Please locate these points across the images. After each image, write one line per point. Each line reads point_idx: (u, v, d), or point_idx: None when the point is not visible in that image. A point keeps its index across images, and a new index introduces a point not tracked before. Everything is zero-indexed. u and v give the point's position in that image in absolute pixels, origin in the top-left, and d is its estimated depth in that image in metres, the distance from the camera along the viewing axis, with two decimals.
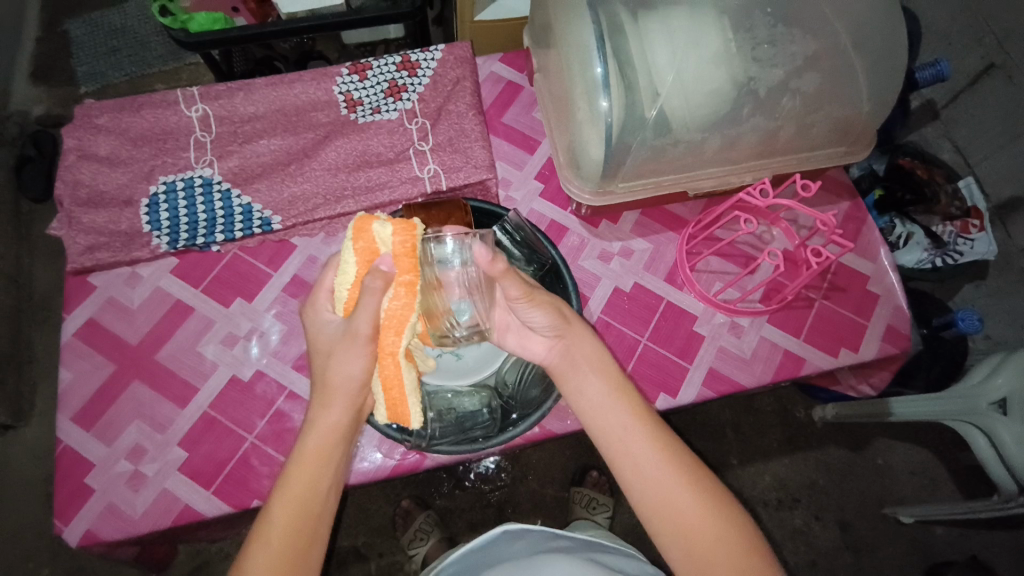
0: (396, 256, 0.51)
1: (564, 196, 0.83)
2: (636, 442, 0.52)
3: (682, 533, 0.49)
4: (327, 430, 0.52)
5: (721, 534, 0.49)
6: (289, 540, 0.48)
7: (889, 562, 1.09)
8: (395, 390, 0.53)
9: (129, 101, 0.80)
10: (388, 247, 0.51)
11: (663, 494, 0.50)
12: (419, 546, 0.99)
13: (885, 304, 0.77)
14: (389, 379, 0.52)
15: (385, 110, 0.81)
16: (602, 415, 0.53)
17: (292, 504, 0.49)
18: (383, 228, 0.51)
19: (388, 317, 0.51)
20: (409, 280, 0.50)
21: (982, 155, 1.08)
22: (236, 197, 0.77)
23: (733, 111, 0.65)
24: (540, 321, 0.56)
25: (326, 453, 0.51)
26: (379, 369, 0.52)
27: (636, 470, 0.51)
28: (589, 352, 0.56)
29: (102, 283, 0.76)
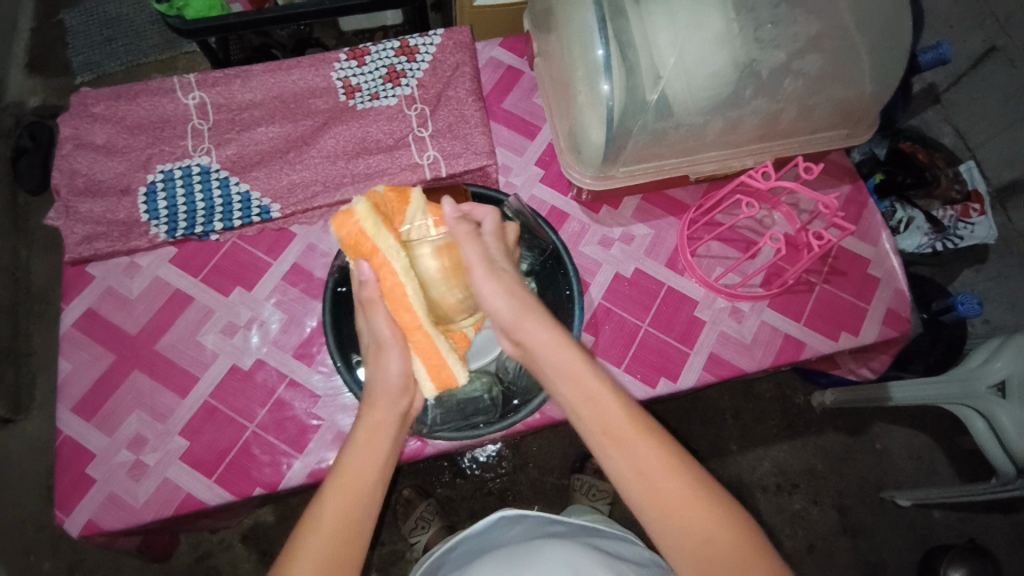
0: (359, 247, 0.53)
1: (565, 182, 0.82)
2: (630, 442, 0.47)
3: (683, 536, 0.45)
4: (374, 426, 0.50)
5: (724, 538, 0.45)
6: (333, 536, 0.45)
7: (886, 546, 1.10)
8: (435, 355, 0.52)
9: (126, 90, 0.79)
10: (351, 243, 0.54)
11: (663, 496, 0.46)
12: (420, 534, 1.01)
13: (885, 288, 0.77)
14: (422, 348, 0.52)
15: (384, 96, 0.80)
16: (587, 414, 0.48)
17: (344, 497, 0.47)
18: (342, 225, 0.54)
19: (386, 295, 0.51)
20: (381, 258, 0.52)
21: (982, 138, 1.08)
22: (234, 185, 0.76)
23: (735, 94, 0.64)
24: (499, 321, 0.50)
25: (372, 451, 0.49)
26: (412, 346, 0.52)
27: (635, 465, 0.46)
28: (557, 363, 0.49)
29: (100, 273, 0.75)
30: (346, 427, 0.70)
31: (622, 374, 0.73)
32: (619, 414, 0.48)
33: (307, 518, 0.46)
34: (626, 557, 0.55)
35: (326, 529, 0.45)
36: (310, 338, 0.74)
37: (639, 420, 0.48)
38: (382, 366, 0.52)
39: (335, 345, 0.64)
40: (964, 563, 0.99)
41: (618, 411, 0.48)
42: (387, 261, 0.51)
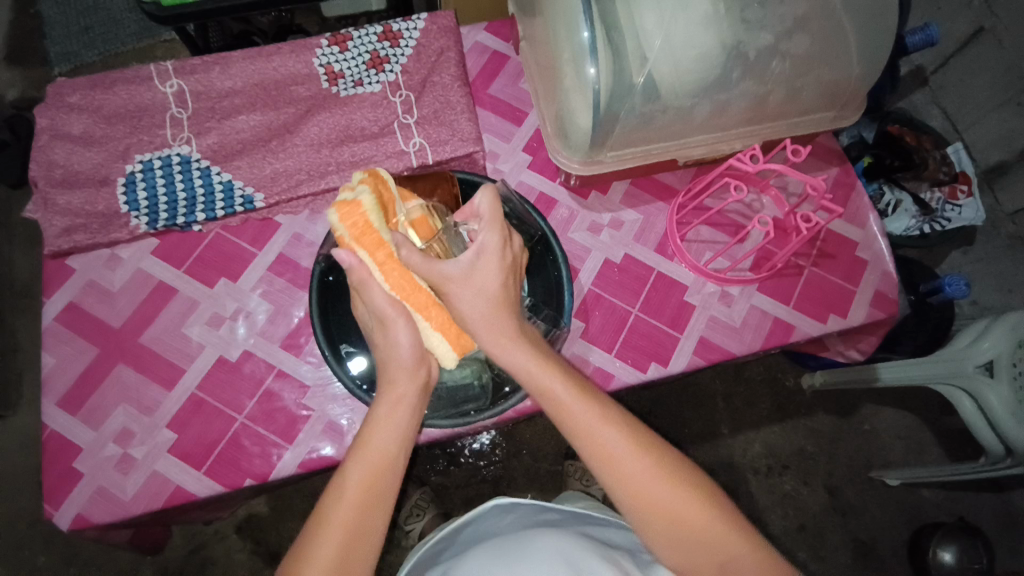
0: (357, 243, 0.54)
1: (553, 167, 0.81)
2: (592, 428, 0.48)
3: (656, 520, 0.47)
4: (397, 400, 0.51)
5: (699, 520, 0.46)
6: (357, 507, 0.46)
7: (875, 524, 1.12)
8: (451, 329, 0.55)
9: (101, 78, 0.77)
10: (350, 238, 0.55)
11: (634, 484, 0.47)
12: (415, 522, 1.01)
13: (873, 270, 0.77)
14: (439, 326, 0.54)
15: (368, 83, 0.79)
16: (554, 405, 0.50)
17: (366, 471, 0.47)
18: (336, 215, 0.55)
19: (392, 283, 0.53)
20: (382, 252, 0.54)
21: (970, 120, 1.08)
22: (216, 174, 0.75)
23: (722, 76, 0.63)
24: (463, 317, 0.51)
25: (393, 424, 0.50)
26: (426, 324, 0.54)
27: (615, 471, 0.47)
28: (514, 358, 0.51)
29: (81, 266, 0.74)
30: (336, 417, 0.70)
31: (613, 360, 0.73)
32: (586, 408, 0.49)
33: (332, 488, 0.47)
34: (618, 544, 0.55)
35: (350, 500, 0.46)
36: (298, 328, 0.73)
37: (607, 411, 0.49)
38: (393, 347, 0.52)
39: (323, 337, 0.64)
40: (953, 540, 1.02)
41: (583, 403, 0.49)
42: (389, 254, 0.54)
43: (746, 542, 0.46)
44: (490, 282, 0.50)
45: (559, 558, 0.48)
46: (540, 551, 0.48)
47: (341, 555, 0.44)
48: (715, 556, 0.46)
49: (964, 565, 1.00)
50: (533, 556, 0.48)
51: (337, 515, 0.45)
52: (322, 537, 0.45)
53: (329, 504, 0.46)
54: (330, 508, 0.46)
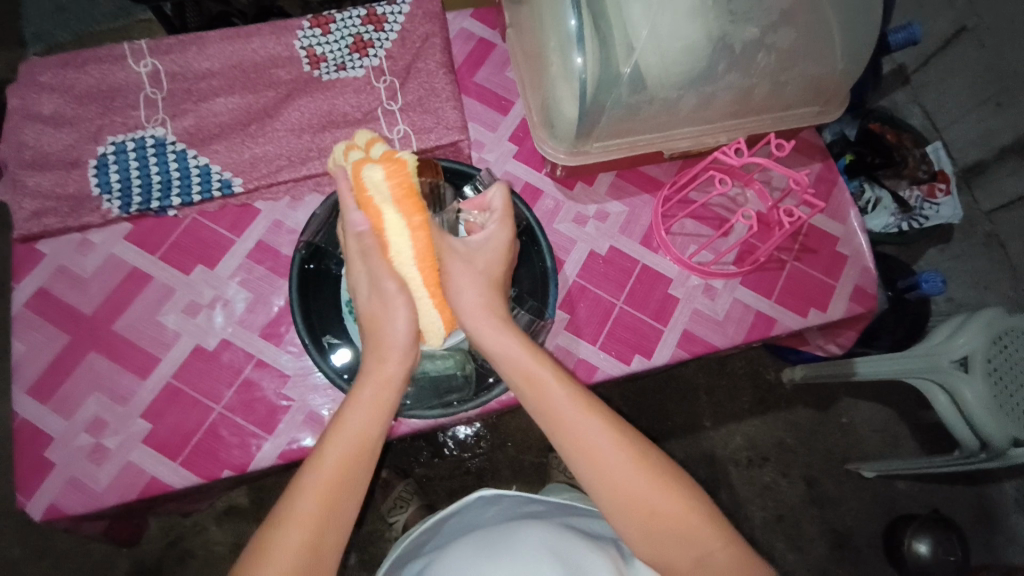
0: (390, 202, 0.49)
1: (539, 157, 0.81)
2: (577, 423, 0.48)
3: (633, 514, 0.47)
4: (383, 381, 0.49)
5: (676, 514, 0.47)
6: (333, 488, 0.45)
7: (851, 515, 1.14)
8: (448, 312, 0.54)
9: (72, 57, 0.74)
10: (385, 194, 0.49)
11: (617, 481, 0.47)
12: (399, 513, 1.00)
13: (853, 265, 0.78)
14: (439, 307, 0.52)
15: (351, 67, 0.77)
16: (533, 396, 0.50)
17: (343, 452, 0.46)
18: (372, 171, 0.49)
19: (416, 253, 0.50)
20: (416, 219, 0.50)
21: (950, 119, 1.10)
22: (192, 157, 0.73)
23: (709, 68, 0.63)
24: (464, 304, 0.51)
25: (378, 405, 0.49)
26: (427, 302, 0.52)
27: (596, 468, 0.47)
28: (501, 347, 0.51)
29: (51, 250, 0.71)
30: (317, 407, 0.69)
31: (597, 352, 0.73)
32: (567, 401, 0.49)
33: (308, 468, 0.46)
34: (601, 534, 0.55)
35: (325, 480, 0.45)
36: (277, 317, 0.72)
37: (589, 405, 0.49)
38: (387, 326, 0.50)
39: (303, 326, 0.63)
40: (928, 531, 1.05)
41: (564, 395, 0.49)
42: (422, 223, 0.50)
43: (722, 537, 0.47)
44: (495, 274, 0.54)
45: (543, 550, 0.47)
46: (525, 544, 0.48)
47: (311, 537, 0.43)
48: (690, 550, 0.46)
49: (938, 556, 1.03)
50: (516, 547, 0.48)
51: (311, 496, 0.44)
52: (293, 518, 0.44)
53: (303, 484, 0.45)
54: (303, 488, 0.45)
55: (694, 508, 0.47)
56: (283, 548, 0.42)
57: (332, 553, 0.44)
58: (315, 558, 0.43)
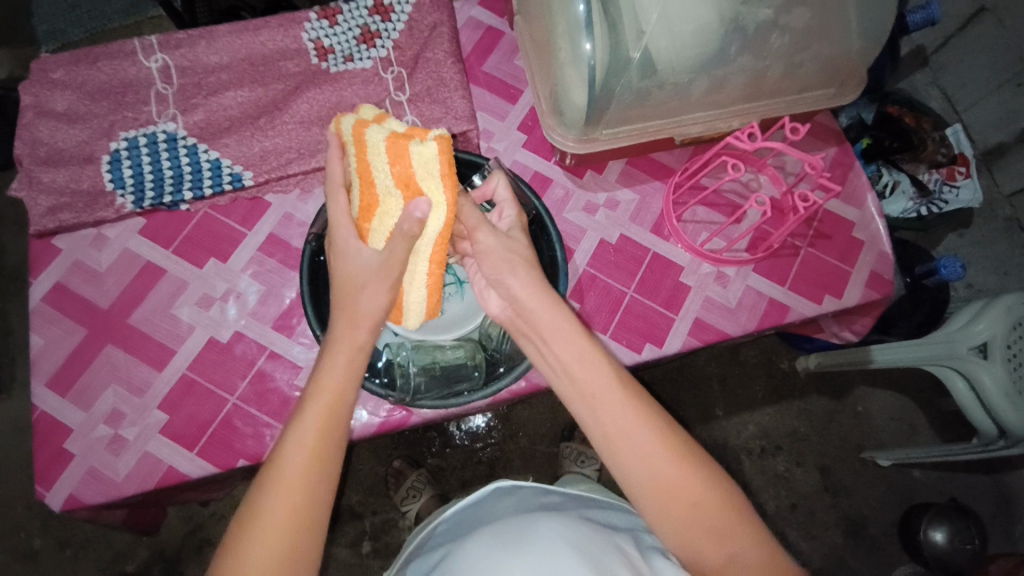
0: (436, 178, 0.52)
1: (548, 146, 0.80)
2: (617, 407, 0.48)
3: (664, 502, 0.46)
4: (353, 344, 0.51)
5: (709, 507, 0.45)
6: (315, 446, 0.46)
7: (866, 504, 1.14)
8: (436, 290, 0.59)
9: (85, 53, 0.75)
10: (433, 171, 0.52)
11: (652, 466, 0.46)
12: (412, 502, 1.01)
13: (869, 251, 0.77)
14: (431, 285, 0.58)
15: (358, 58, 0.77)
16: (575, 374, 0.50)
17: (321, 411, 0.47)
18: (420, 148, 0.51)
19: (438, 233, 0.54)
20: (453, 200, 0.53)
21: (969, 101, 1.08)
22: (203, 152, 0.73)
23: (721, 51, 0.62)
24: (517, 286, 0.54)
25: (350, 365, 0.50)
26: (424, 278, 0.57)
27: (634, 452, 0.47)
28: (550, 322, 0.52)
29: (67, 245, 0.73)
30: None
31: (608, 341, 0.73)
32: (607, 384, 0.49)
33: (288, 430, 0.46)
34: (618, 526, 0.54)
35: (306, 442, 0.46)
36: (289, 309, 0.72)
37: (630, 391, 0.50)
38: (361, 292, 0.52)
39: (314, 316, 0.63)
40: (944, 521, 1.03)
41: (606, 377, 0.50)
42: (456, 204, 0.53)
43: (756, 538, 0.45)
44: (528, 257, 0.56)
45: (560, 544, 0.47)
46: (546, 538, 0.48)
47: (303, 495, 0.44)
48: (723, 546, 0.44)
49: (955, 546, 1.01)
50: (536, 542, 0.47)
51: (295, 456, 0.45)
52: (278, 480, 0.44)
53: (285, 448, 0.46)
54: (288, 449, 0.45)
55: (729, 503, 0.46)
56: (274, 508, 0.43)
57: (321, 510, 0.45)
58: (306, 515, 0.44)
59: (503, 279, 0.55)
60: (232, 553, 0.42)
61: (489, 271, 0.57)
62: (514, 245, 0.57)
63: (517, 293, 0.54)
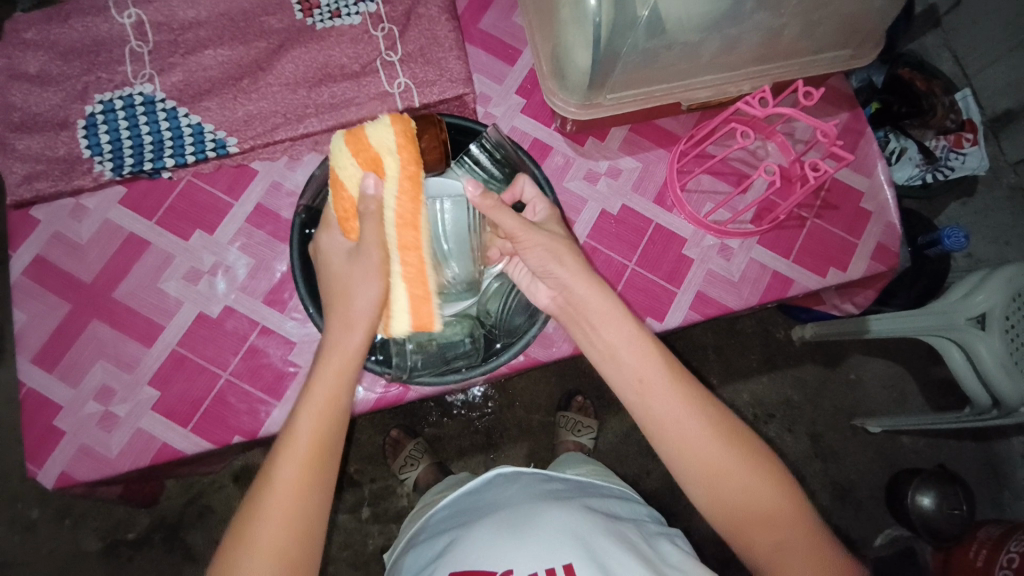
0: (393, 150, 0.49)
1: (548, 112, 0.77)
2: (664, 395, 0.48)
3: (712, 487, 0.47)
4: (341, 352, 0.49)
5: (758, 492, 0.46)
6: (309, 457, 0.45)
7: (855, 469, 1.16)
8: (420, 283, 0.51)
9: (55, 9, 0.70)
10: (388, 145, 0.49)
11: (703, 455, 0.47)
12: (410, 471, 1.02)
13: (877, 222, 0.75)
14: (411, 274, 0.50)
15: (346, 14, 0.72)
16: (625, 363, 0.49)
17: (316, 419, 0.46)
18: (377, 125, 0.50)
19: (401, 214, 0.49)
20: (412, 171, 0.49)
21: (981, 64, 1.04)
22: (184, 117, 0.69)
23: (735, 7, 0.57)
24: (568, 277, 0.51)
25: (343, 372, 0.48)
26: (400, 269, 0.50)
27: (682, 439, 0.47)
28: (600, 308, 0.50)
29: (45, 216, 0.69)
30: None
31: None
32: (658, 369, 0.49)
33: (284, 439, 0.46)
34: (622, 516, 0.54)
35: (301, 451, 0.45)
36: (280, 282, 0.70)
37: (679, 376, 0.49)
38: (355, 294, 0.49)
39: (307, 293, 0.60)
40: (932, 486, 1.05)
41: (659, 365, 0.49)
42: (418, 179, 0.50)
43: (806, 528, 0.45)
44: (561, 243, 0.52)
45: (564, 535, 0.47)
46: (548, 532, 0.47)
47: (297, 504, 0.44)
48: (773, 532, 0.45)
49: (942, 510, 1.03)
50: (538, 534, 0.47)
51: (291, 466, 0.44)
52: (275, 490, 0.44)
53: (280, 460, 0.45)
54: (282, 458, 0.45)
55: (784, 492, 0.47)
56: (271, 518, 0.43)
57: (318, 516, 0.45)
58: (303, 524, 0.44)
59: (551, 270, 0.52)
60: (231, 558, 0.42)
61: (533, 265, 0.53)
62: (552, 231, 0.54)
63: (566, 283, 0.51)
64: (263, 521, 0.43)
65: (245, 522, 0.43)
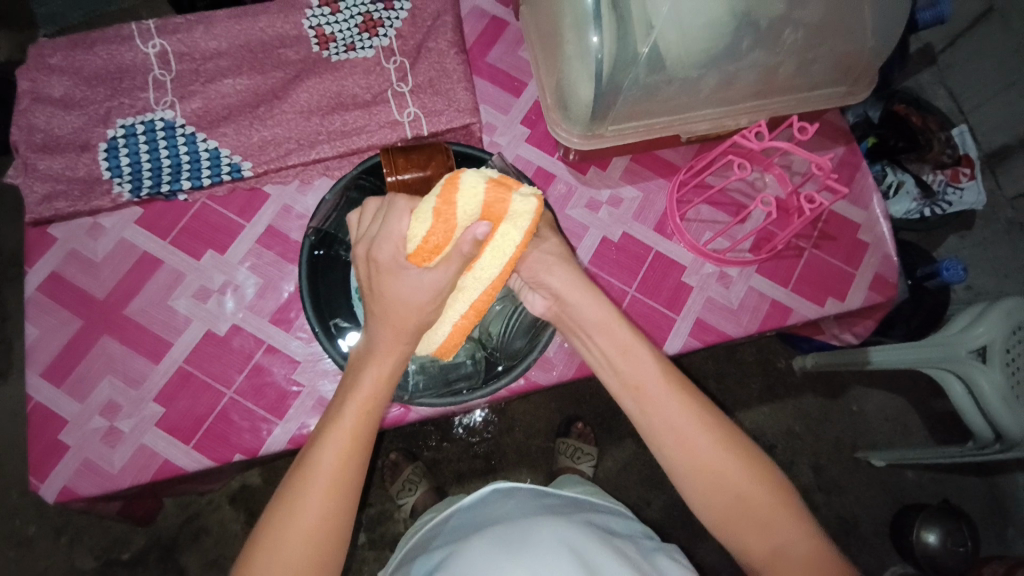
0: (519, 227, 0.49)
1: (552, 141, 0.79)
2: (661, 400, 0.49)
3: (710, 492, 0.47)
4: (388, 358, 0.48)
5: (756, 499, 0.46)
6: (350, 451, 0.45)
7: (860, 503, 1.14)
8: (459, 336, 0.53)
9: (82, 37, 0.73)
10: (517, 213, 0.49)
11: (701, 460, 0.47)
12: (407, 496, 1.01)
13: (874, 253, 0.76)
14: (459, 328, 0.52)
15: (360, 47, 0.75)
16: (619, 366, 0.51)
17: (358, 416, 0.46)
18: (522, 198, 0.49)
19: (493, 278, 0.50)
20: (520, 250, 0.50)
21: (976, 102, 1.07)
22: (202, 141, 0.72)
23: (731, 46, 0.60)
24: (558, 284, 0.54)
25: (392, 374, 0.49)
26: (457, 316, 0.52)
27: (680, 444, 0.48)
28: (594, 316, 0.52)
29: (62, 234, 0.71)
30: (327, 392, 0.69)
31: None
32: (654, 373, 0.50)
33: (326, 427, 0.46)
34: (618, 532, 0.54)
35: (342, 441, 0.45)
36: (287, 302, 0.71)
37: (676, 382, 0.50)
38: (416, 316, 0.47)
39: (314, 313, 0.62)
40: (937, 522, 1.04)
41: (653, 368, 0.50)
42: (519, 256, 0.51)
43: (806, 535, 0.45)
44: (558, 251, 0.55)
45: (560, 550, 0.46)
46: (543, 547, 0.47)
47: (332, 502, 0.44)
48: (775, 535, 0.45)
49: (947, 547, 1.02)
50: (534, 549, 0.47)
51: (332, 458, 0.45)
52: (312, 483, 0.44)
53: (320, 449, 0.45)
54: (322, 447, 0.45)
55: (782, 499, 0.46)
56: (308, 512, 0.43)
57: (350, 515, 0.45)
58: (337, 520, 0.44)
59: (544, 281, 0.54)
60: (269, 545, 0.43)
61: (526, 275, 0.55)
62: (544, 243, 0.55)
63: (558, 290, 0.54)
64: (300, 509, 0.43)
65: (282, 511, 0.43)
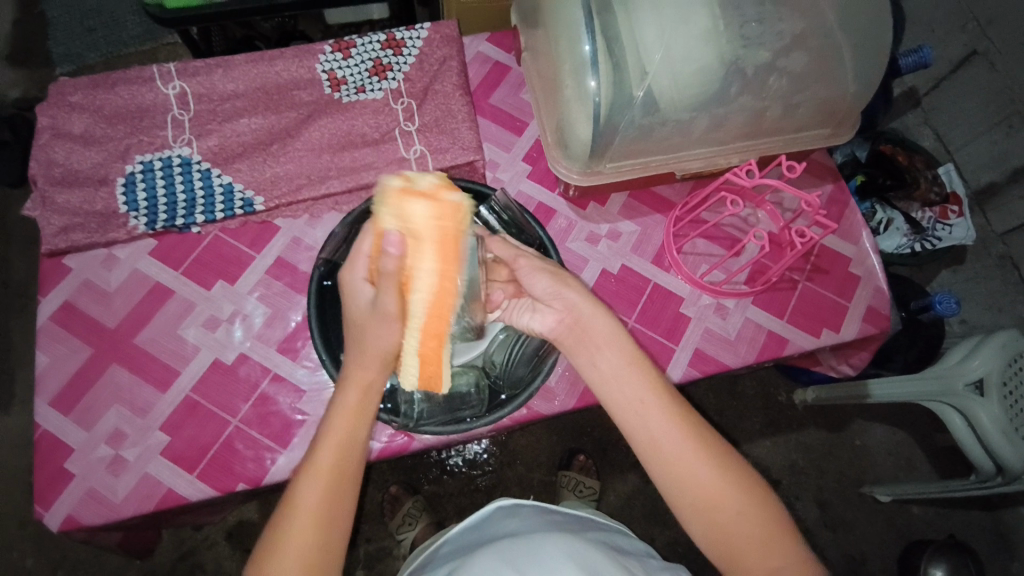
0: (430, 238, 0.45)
1: (553, 177, 0.82)
2: (656, 419, 0.50)
3: (707, 511, 0.47)
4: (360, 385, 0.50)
5: (749, 520, 0.47)
6: (329, 484, 0.46)
7: (866, 540, 1.12)
8: (433, 364, 0.49)
9: (104, 78, 0.77)
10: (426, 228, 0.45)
11: (694, 479, 0.48)
12: (407, 530, 1.00)
13: (865, 286, 0.78)
14: (425, 355, 0.49)
15: (370, 89, 0.80)
16: (623, 381, 0.51)
17: (335, 447, 0.47)
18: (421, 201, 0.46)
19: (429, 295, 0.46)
20: (448, 261, 0.46)
21: (960, 142, 1.11)
22: (216, 177, 0.75)
23: (721, 91, 0.64)
24: (575, 298, 0.55)
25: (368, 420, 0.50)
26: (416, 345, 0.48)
27: (673, 460, 0.48)
28: (604, 329, 0.54)
29: (77, 265, 0.74)
30: None
31: None
32: (652, 391, 0.51)
33: (300, 478, 0.46)
34: (624, 550, 0.54)
35: (320, 490, 0.46)
36: (294, 332, 0.73)
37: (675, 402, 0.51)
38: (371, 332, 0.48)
39: (321, 342, 0.63)
40: (945, 558, 1.02)
41: (650, 387, 0.51)
42: (453, 269, 0.46)
43: (795, 557, 0.46)
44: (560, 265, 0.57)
45: (567, 561, 0.46)
46: (552, 560, 0.47)
47: (313, 534, 0.44)
48: (766, 559, 0.46)
49: None
50: (542, 562, 0.46)
51: (310, 503, 0.45)
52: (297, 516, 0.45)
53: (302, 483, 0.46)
54: (305, 482, 0.46)
55: (772, 521, 0.47)
56: (291, 546, 0.44)
57: (332, 564, 0.45)
58: (317, 555, 0.44)
59: (561, 294, 0.55)
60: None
61: (540, 293, 0.57)
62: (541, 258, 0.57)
63: (574, 304, 0.55)
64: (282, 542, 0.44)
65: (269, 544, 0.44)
